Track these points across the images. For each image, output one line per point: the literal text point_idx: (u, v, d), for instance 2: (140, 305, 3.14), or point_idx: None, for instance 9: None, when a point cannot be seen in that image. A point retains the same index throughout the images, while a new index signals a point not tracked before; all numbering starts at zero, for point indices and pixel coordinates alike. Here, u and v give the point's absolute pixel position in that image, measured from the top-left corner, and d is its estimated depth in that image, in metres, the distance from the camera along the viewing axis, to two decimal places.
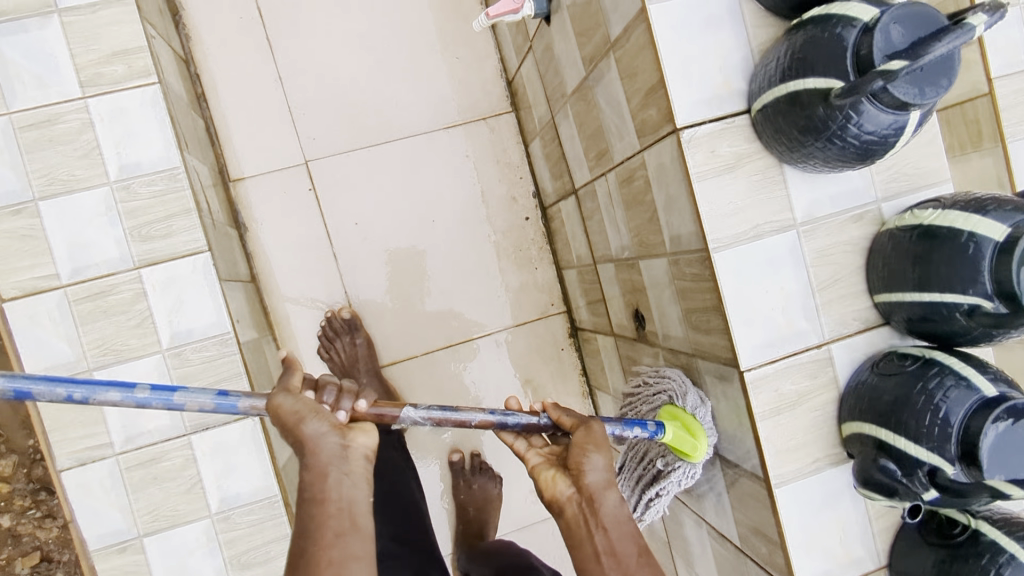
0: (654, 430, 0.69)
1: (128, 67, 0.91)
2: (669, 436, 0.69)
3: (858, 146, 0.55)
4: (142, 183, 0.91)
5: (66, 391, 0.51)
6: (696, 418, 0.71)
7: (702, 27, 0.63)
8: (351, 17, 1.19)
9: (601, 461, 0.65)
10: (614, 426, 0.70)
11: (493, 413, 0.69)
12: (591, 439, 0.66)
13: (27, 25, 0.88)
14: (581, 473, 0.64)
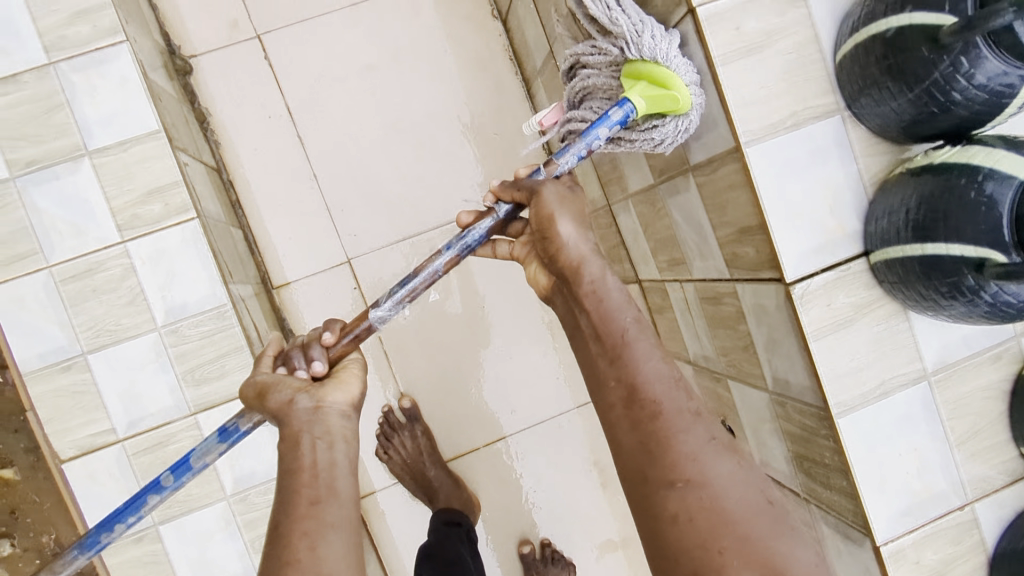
0: (621, 108, 0.59)
1: (164, 205, 0.86)
2: (638, 99, 0.58)
3: (1014, 314, 0.48)
4: (190, 324, 0.87)
5: (123, 522, 0.67)
6: (667, 67, 0.56)
7: (811, 165, 0.55)
8: (382, 103, 1.13)
9: (570, 226, 0.59)
10: (578, 148, 0.61)
11: (450, 246, 0.66)
12: (547, 210, 0.60)
13: (58, 172, 0.84)
14: (557, 254, 0.59)
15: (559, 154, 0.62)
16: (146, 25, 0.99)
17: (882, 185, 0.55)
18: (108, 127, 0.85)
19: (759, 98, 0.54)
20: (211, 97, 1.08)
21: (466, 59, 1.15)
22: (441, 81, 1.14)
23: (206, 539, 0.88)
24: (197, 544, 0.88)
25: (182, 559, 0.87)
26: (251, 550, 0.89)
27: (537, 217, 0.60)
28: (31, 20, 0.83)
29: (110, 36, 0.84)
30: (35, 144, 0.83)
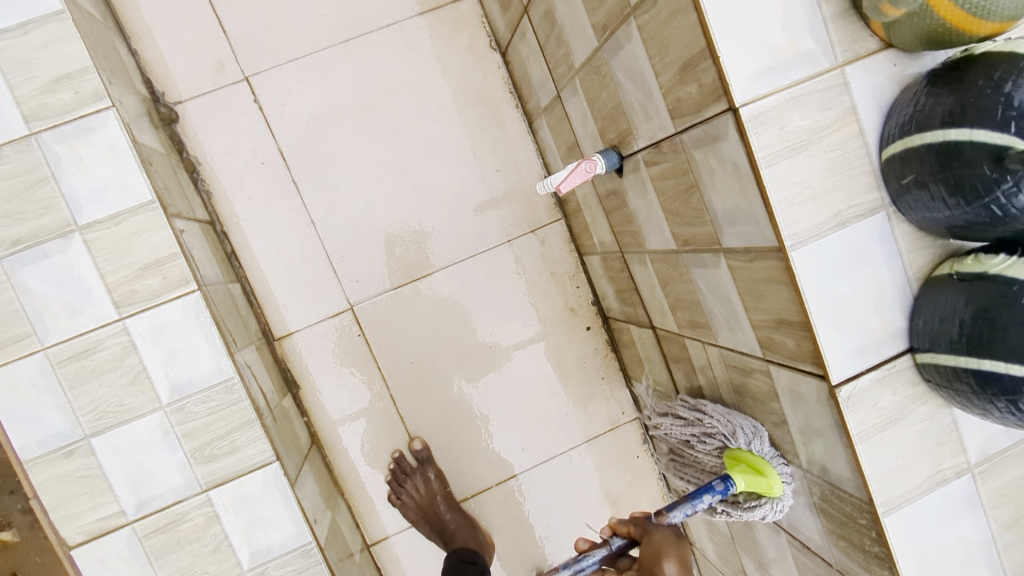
0: (721, 485, 0.69)
1: (163, 278, 0.82)
2: (740, 483, 0.68)
3: None
4: (197, 400, 0.84)
5: None
6: (761, 458, 0.69)
7: (855, 264, 0.54)
8: (379, 144, 1.09)
9: (672, 568, 0.68)
10: (685, 506, 0.71)
11: (568, 567, 0.74)
12: (655, 549, 0.70)
13: (48, 250, 0.79)
14: (653, 570, 0.69)
15: (669, 508, 0.74)
16: (128, 77, 0.93)
17: (929, 281, 0.53)
18: (98, 199, 0.80)
19: (803, 198, 0.52)
20: (199, 145, 1.03)
21: (464, 95, 1.11)
22: (439, 118, 1.10)
23: None
24: None
25: None
26: None
27: (643, 554, 0.70)
28: (8, 88, 0.78)
29: (93, 102, 0.80)
30: (20, 220, 0.79)
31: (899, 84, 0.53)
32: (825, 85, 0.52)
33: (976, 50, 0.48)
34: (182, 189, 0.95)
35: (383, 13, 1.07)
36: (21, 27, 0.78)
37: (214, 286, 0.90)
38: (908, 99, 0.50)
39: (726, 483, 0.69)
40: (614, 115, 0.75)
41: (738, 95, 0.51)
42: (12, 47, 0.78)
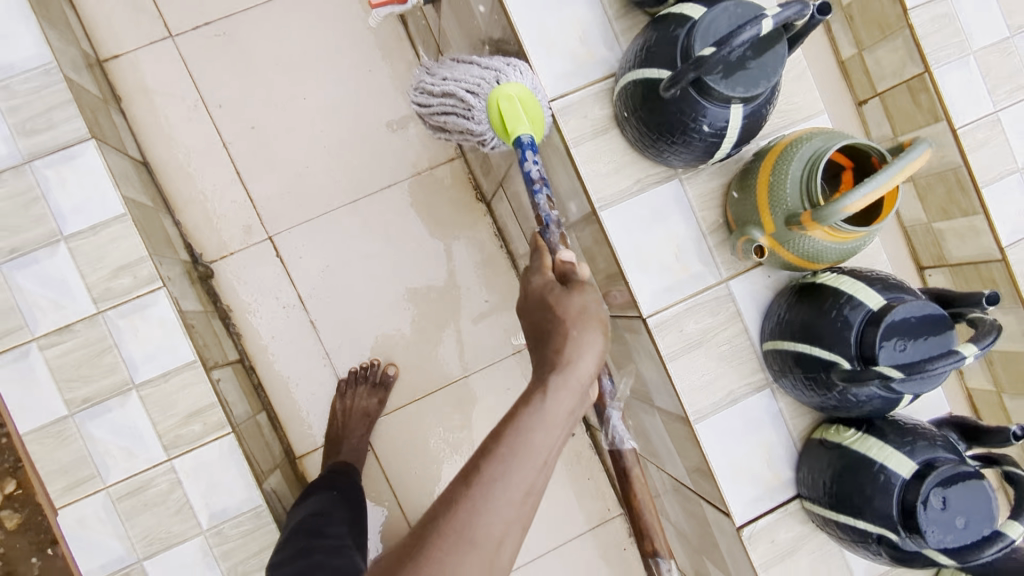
0: (523, 141, 0.65)
1: (203, 424, 0.97)
2: (528, 129, 0.65)
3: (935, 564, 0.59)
4: (231, 525, 0.97)
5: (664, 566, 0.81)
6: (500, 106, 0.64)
7: (747, 430, 0.69)
8: (385, 282, 1.23)
9: None
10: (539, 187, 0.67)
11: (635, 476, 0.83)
12: None
13: (110, 404, 0.95)
14: None
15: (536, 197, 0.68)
16: (171, 246, 1.09)
17: (807, 441, 0.68)
18: (152, 363, 0.96)
19: (702, 381, 0.68)
20: (233, 295, 1.19)
21: (457, 236, 1.26)
22: (435, 256, 1.25)
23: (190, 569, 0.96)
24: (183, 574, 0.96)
25: None
26: None
27: None
28: (80, 278, 0.95)
29: (147, 284, 0.97)
30: (88, 383, 0.95)
31: (774, 291, 0.69)
32: (714, 296, 0.68)
33: (819, 278, 0.64)
34: (211, 331, 1.09)
35: (385, 173, 1.24)
36: (91, 228, 0.95)
37: (245, 423, 1.05)
38: (775, 307, 0.67)
39: (516, 140, 0.65)
40: None
41: (645, 307, 0.67)
42: (84, 245, 0.95)
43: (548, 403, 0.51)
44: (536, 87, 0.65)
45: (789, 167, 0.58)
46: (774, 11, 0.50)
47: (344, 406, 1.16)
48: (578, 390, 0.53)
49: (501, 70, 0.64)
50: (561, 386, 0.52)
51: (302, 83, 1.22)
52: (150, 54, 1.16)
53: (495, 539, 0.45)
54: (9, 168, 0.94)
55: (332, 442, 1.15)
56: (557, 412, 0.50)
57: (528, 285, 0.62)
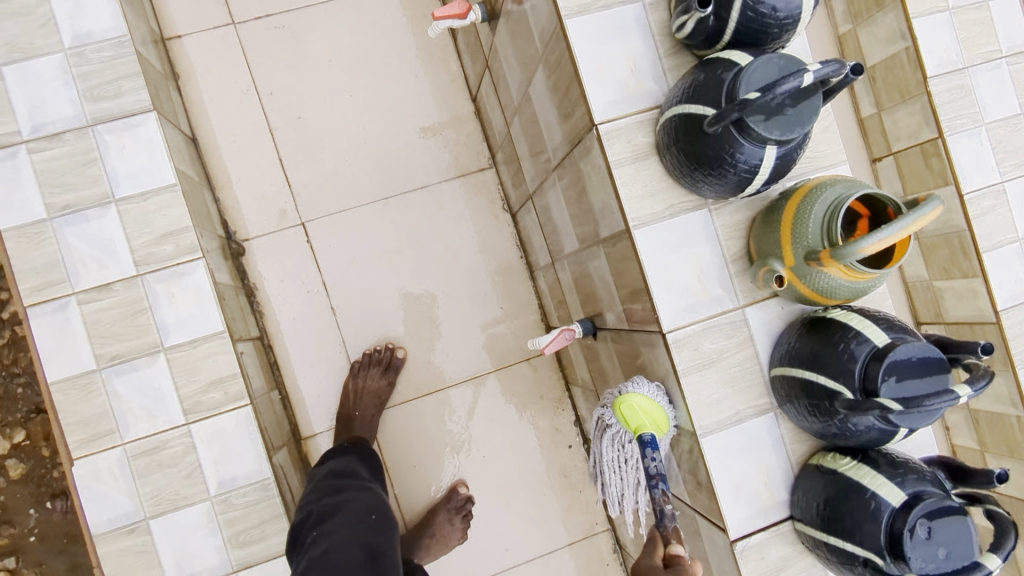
0: (648, 438, 0.73)
1: (224, 393, 1.01)
2: (652, 429, 0.74)
3: None
4: (238, 494, 1.00)
5: None
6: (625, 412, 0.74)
7: (749, 449, 0.73)
8: (407, 280, 1.28)
9: None
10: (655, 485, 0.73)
11: None
12: None
13: (138, 364, 0.99)
14: None
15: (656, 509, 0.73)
16: (210, 221, 1.14)
17: (803, 466, 0.73)
18: (183, 328, 1.00)
19: (712, 397, 0.72)
20: (260, 275, 1.22)
21: (479, 244, 1.31)
22: (456, 260, 1.30)
23: (191, 534, 0.98)
24: (183, 538, 0.98)
25: (169, 551, 0.97)
26: (228, 546, 0.99)
27: None
28: (126, 240, 0.99)
29: (188, 253, 1.01)
30: (119, 341, 0.98)
31: (786, 323, 0.74)
32: (730, 320, 0.73)
33: (830, 313, 0.69)
34: (238, 306, 1.14)
35: (419, 176, 1.29)
36: (142, 194, 1.00)
37: (261, 398, 1.09)
38: (786, 337, 0.71)
39: (641, 436, 0.74)
40: (594, 300, 0.96)
41: (666, 323, 0.71)
42: (133, 210, 1.00)
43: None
44: (665, 403, 0.75)
45: (812, 209, 0.64)
46: (814, 65, 0.56)
47: (355, 385, 1.20)
48: None
49: (629, 385, 0.77)
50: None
51: (351, 82, 1.27)
52: (211, 38, 1.22)
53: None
54: (73, 129, 0.99)
55: (344, 420, 1.20)
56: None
57: (638, 563, 0.72)
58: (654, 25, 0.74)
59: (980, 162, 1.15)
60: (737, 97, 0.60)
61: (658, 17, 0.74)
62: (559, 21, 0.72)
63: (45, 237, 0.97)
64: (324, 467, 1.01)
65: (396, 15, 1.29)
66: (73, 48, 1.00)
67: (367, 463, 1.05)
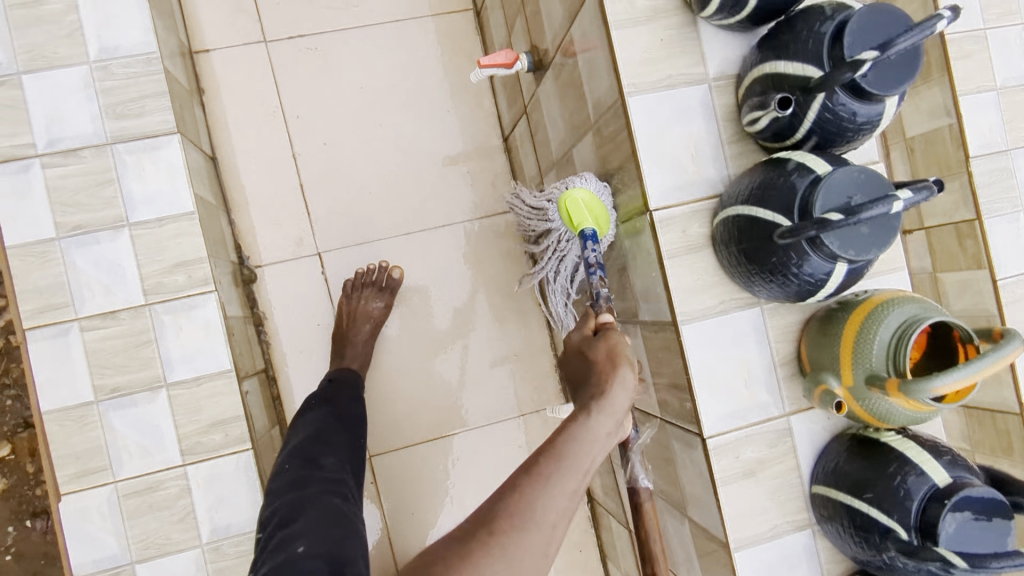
0: (589, 233, 0.76)
1: (225, 435, 0.96)
2: (591, 223, 0.77)
3: None
4: (231, 543, 0.95)
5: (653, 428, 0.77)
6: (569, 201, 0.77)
7: (784, 567, 0.69)
8: (420, 320, 1.24)
9: None
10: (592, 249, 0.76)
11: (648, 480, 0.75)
12: None
13: (138, 398, 0.94)
14: None
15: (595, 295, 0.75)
16: (224, 247, 1.09)
17: None
18: (188, 364, 0.95)
19: (751, 510, 0.68)
20: (270, 304, 1.18)
21: (497, 288, 1.27)
22: (471, 300, 1.26)
23: None
24: None
25: None
26: None
27: None
28: (137, 268, 0.95)
29: (200, 285, 0.96)
30: (121, 372, 0.94)
31: (832, 436, 0.70)
32: (774, 429, 0.69)
33: (882, 435, 0.65)
34: (245, 337, 1.08)
35: (443, 213, 1.25)
36: (157, 220, 0.96)
37: (263, 437, 1.04)
38: (833, 454, 0.67)
39: (580, 231, 0.77)
40: None
41: (707, 427, 0.68)
42: (146, 236, 0.95)
43: (589, 423, 0.57)
44: (600, 193, 0.77)
45: (878, 329, 0.60)
46: (904, 194, 0.52)
47: (350, 306, 1.15)
48: (615, 417, 0.59)
49: (570, 182, 0.78)
50: (601, 412, 0.59)
51: (380, 110, 1.22)
52: (239, 55, 1.17)
53: (548, 520, 0.50)
54: (91, 146, 0.94)
55: (336, 344, 1.15)
56: (600, 431, 0.57)
57: (568, 340, 0.70)
58: (720, 109, 0.70)
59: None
60: (813, 214, 0.56)
61: (725, 102, 0.70)
62: (620, 98, 0.68)
63: (52, 258, 0.93)
64: (295, 447, 0.92)
65: (433, 44, 1.24)
66: (99, 60, 0.95)
67: (343, 443, 0.96)
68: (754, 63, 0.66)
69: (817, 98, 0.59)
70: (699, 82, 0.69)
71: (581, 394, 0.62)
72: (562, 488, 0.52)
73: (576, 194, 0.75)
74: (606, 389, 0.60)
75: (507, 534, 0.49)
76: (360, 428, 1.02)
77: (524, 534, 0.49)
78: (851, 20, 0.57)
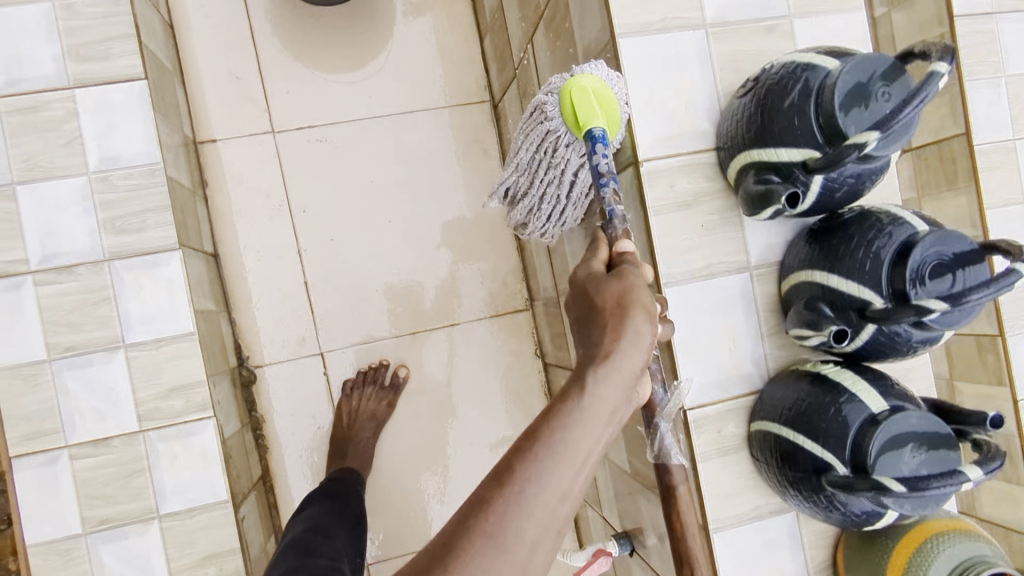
0: (598, 132, 0.60)
1: (219, 568, 0.92)
2: (600, 122, 0.60)
3: None
4: None
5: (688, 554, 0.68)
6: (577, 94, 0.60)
7: None
8: (423, 422, 1.19)
9: None
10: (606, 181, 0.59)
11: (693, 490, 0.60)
12: None
13: (128, 530, 0.89)
14: None
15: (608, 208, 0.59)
16: (223, 354, 1.04)
17: None
18: (182, 495, 0.91)
19: None
20: (270, 406, 1.13)
21: (503, 390, 1.22)
22: (478, 401, 1.21)
23: None
24: None
25: None
26: None
27: None
28: (132, 392, 0.90)
29: (199, 410, 0.92)
30: (111, 503, 0.89)
31: None
32: None
33: None
34: (242, 449, 1.04)
35: (452, 311, 1.20)
36: (155, 342, 0.91)
37: (257, 559, 1.00)
38: None
39: (589, 132, 0.60)
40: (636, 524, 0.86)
41: None
42: (143, 358, 0.90)
43: (598, 392, 0.45)
44: (609, 79, 0.61)
45: (928, 573, 0.56)
46: (976, 472, 0.48)
47: (350, 406, 1.11)
48: (627, 380, 0.46)
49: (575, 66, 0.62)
50: (607, 376, 0.46)
51: (390, 204, 1.17)
52: (246, 145, 1.11)
53: (546, 509, 0.40)
54: (88, 263, 0.89)
55: (337, 444, 1.11)
56: (608, 403, 0.45)
57: (574, 277, 0.55)
58: (760, 300, 0.66)
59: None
60: (868, 466, 0.53)
61: (766, 291, 0.66)
62: (655, 289, 0.64)
63: (42, 381, 0.88)
64: (290, 538, 0.85)
65: (449, 136, 1.19)
66: (98, 172, 0.89)
67: (343, 531, 0.90)
68: (801, 264, 0.63)
69: (867, 329, 0.56)
70: (739, 271, 0.66)
71: (589, 334, 0.48)
72: (563, 477, 0.41)
73: (586, 79, 0.59)
74: (612, 345, 0.47)
75: (497, 525, 0.39)
76: (360, 524, 0.96)
77: (516, 528, 0.39)
78: (917, 248, 0.54)
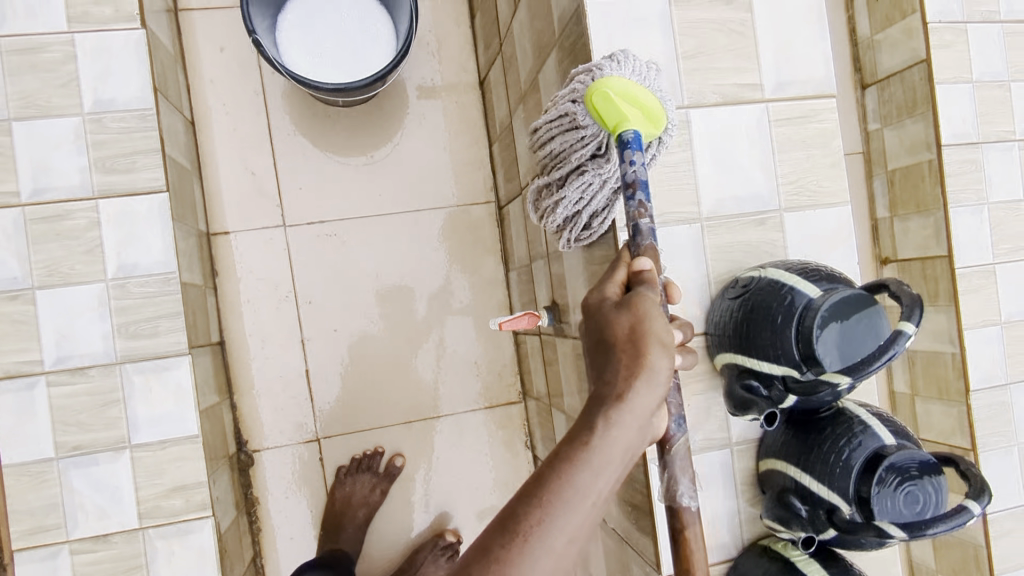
0: (630, 137, 0.61)
1: None
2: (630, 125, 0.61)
3: None
4: None
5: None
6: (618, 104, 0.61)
7: None
8: (413, 510, 1.23)
9: None
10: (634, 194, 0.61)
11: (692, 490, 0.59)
12: None
13: None
14: None
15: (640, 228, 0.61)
16: (223, 444, 1.08)
17: None
18: None
19: None
20: (266, 490, 1.17)
21: (493, 481, 1.26)
22: (468, 490, 1.25)
23: None
24: None
25: None
26: None
27: None
28: (134, 491, 0.93)
29: (198, 509, 0.95)
30: None
31: None
32: None
33: None
34: (237, 539, 1.07)
35: (447, 403, 1.24)
36: (160, 443, 0.94)
37: None
38: None
39: (621, 137, 0.62)
40: None
41: None
42: (147, 458, 0.94)
43: (609, 434, 0.49)
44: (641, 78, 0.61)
45: None
46: None
47: (343, 493, 1.14)
48: (638, 420, 0.50)
49: (598, 65, 0.62)
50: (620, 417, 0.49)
51: (394, 297, 1.21)
52: (258, 237, 1.16)
53: (557, 548, 0.45)
54: (100, 365, 0.92)
55: (329, 529, 1.14)
56: (617, 445, 0.49)
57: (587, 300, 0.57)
58: (738, 474, 0.72)
59: (1007, 486, 1.22)
60: None
61: (744, 465, 0.72)
62: None
63: (48, 478, 0.91)
64: None
65: (454, 233, 1.24)
66: (116, 280, 0.93)
67: None
68: (775, 451, 0.68)
69: (827, 531, 0.62)
70: (721, 446, 0.71)
71: (603, 370, 0.52)
72: (570, 519, 0.46)
73: (613, 84, 0.60)
74: (627, 388, 0.49)
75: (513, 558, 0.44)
76: None
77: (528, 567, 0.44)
78: (880, 469, 0.58)
